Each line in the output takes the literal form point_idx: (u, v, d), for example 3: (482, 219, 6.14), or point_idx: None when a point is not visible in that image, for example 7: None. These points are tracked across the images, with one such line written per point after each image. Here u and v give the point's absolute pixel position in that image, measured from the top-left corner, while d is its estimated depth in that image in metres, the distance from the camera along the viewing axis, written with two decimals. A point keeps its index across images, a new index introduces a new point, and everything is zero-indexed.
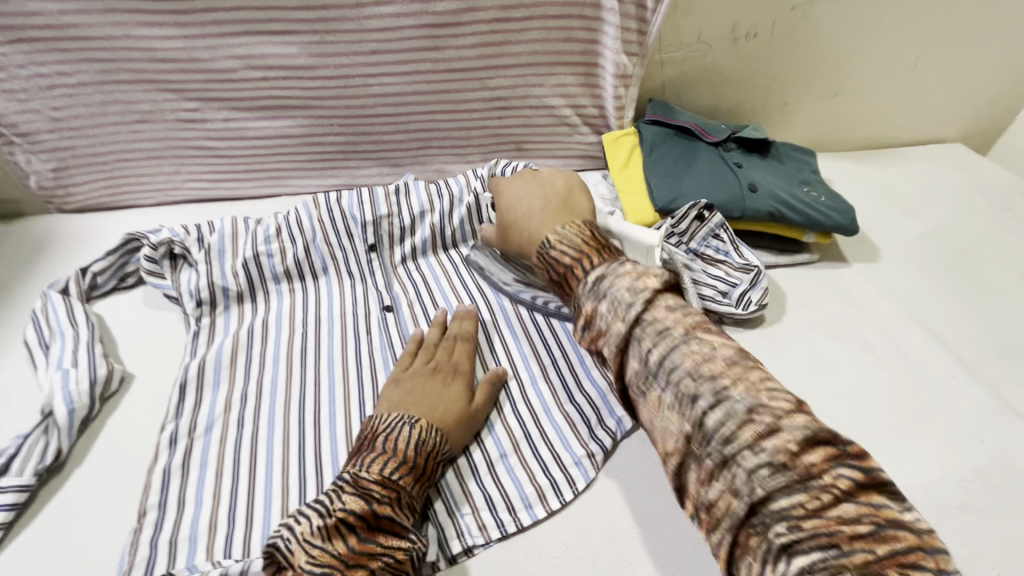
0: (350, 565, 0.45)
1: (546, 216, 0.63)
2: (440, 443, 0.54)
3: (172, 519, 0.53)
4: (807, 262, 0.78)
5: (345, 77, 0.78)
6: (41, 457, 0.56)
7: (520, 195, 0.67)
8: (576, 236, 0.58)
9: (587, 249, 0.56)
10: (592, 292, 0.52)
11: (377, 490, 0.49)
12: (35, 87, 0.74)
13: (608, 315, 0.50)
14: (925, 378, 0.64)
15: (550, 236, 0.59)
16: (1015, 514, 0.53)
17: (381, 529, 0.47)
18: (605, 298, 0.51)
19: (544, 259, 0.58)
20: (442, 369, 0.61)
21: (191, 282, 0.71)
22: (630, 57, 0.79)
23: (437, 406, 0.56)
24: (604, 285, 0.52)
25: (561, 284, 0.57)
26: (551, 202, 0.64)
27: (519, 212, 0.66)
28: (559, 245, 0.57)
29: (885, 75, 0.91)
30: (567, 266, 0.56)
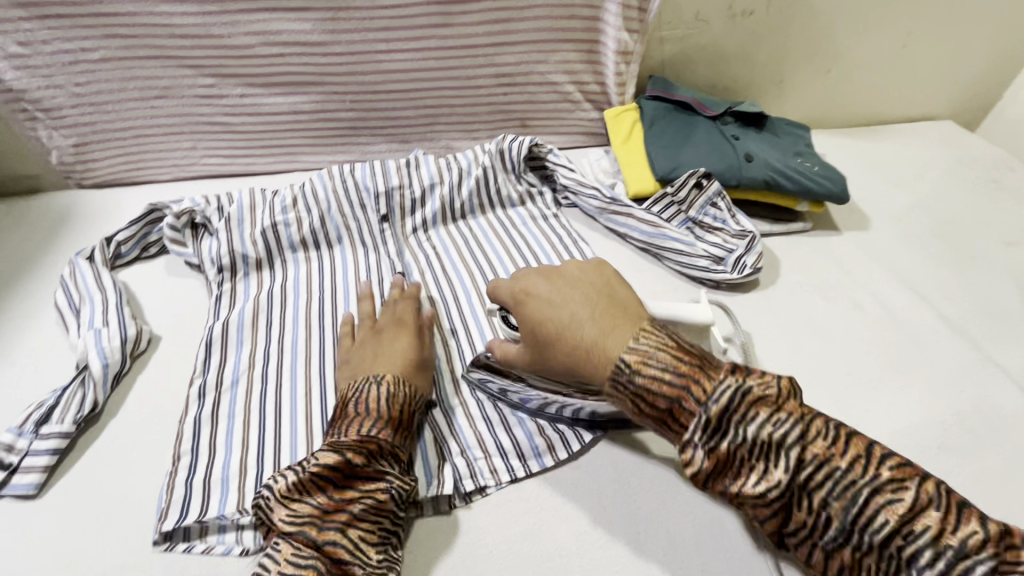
0: (329, 513, 0.48)
1: (610, 323, 0.50)
2: (410, 393, 0.57)
3: (205, 462, 0.57)
4: (801, 230, 0.81)
5: (356, 53, 0.81)
6: (79, 407, 0.59)
7: (558, 299, 0.54)
8: (662, 352, 0.47)
9: (685, 370, 0.45)
10: (718, 432, 0.42)
11: (353, 445, 0.51)
12: (58, 63, 0.76)
13: (758, 461, 0.42)
14: (910, 334, 0.67)
15: (630, 356, 0.47)
16: (993, 453, 0.57)
17: (356, 478, 0.50)
18: (743, 440, 0.42)
19: (630, 390, 0.46)
20: (385, 325, 0.64)
21: (213, 250, 0.75)
22: (631, 34, 0.82)
23: (392, 362, 0.59)
24: (732, 419, 0.42)
25: (663, 420, 0.45)
26: (602, 302, 0.52)
27: (566, 318, 0.52)
28: (647, 369, 0.46)
29: (877, 52, 0.94)
30: (674, 398, 0.44)
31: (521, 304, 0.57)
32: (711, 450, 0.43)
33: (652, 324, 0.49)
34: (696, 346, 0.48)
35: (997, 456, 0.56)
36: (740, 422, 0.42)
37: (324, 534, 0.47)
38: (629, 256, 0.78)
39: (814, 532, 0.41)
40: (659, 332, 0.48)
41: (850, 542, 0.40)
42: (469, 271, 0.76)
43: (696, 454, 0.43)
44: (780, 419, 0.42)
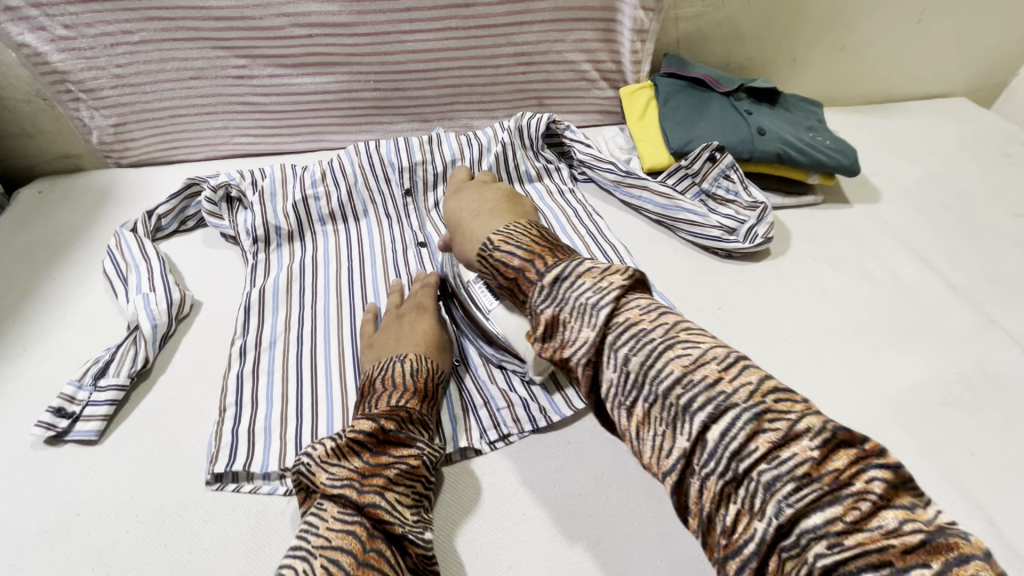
0: (367, 476, 0.50)
1: (495, 218, 0.62)
2: (432, 368, 0.61)
3: (249, 414, 0.61)
4: (812, 203, 0.83)
5: (380, 34, 0.84)
6: (133, 363, 0.64)
7: (466, 204, 0.69)
8: (522, 235, 0.55)
9: (536, 247, 0.53)
10: (551, 297, 0.48)
11: (385, 414, 0.54)
12: (101, 45, 0.81)
13: (573, 321, 0.46)
14: (916, 300, 0.70)
15: (495, 236, 0.57)
16: (993, 408, 0.59)
17: (390, 443, 0.52)
18: (568, 307, 0.46)
19: (490, 261, 0.56)
20: (407, 311, 0.67)
21: (247, 222, 0.79)
22: (647, 13, 0.84)
23: (416, 341, 0.63)
24: (560, 287, 0.48)
25: (513, 289, 0.53)
26: (500, 206, 0.65)
27: (465, 211, 0.67)
28: (504, 245, 0.55)
29: (892, 29, 0.95)
30: (518, 269, 0.52)
31: (450, 206, 0.71)
32: (540, 314, 0.48)
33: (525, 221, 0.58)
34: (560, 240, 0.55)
35: (997, 411, 0.59)
36: (564, 288, 0.47)
37: (365, 496, 0.48)
38: (644, 229, 0.81)
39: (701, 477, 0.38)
40: (531, 226, 0.57)
41: (676, 428, 0.39)
42: None
43: (538, 316, 0.48)
44: (626, 305, 0.45)
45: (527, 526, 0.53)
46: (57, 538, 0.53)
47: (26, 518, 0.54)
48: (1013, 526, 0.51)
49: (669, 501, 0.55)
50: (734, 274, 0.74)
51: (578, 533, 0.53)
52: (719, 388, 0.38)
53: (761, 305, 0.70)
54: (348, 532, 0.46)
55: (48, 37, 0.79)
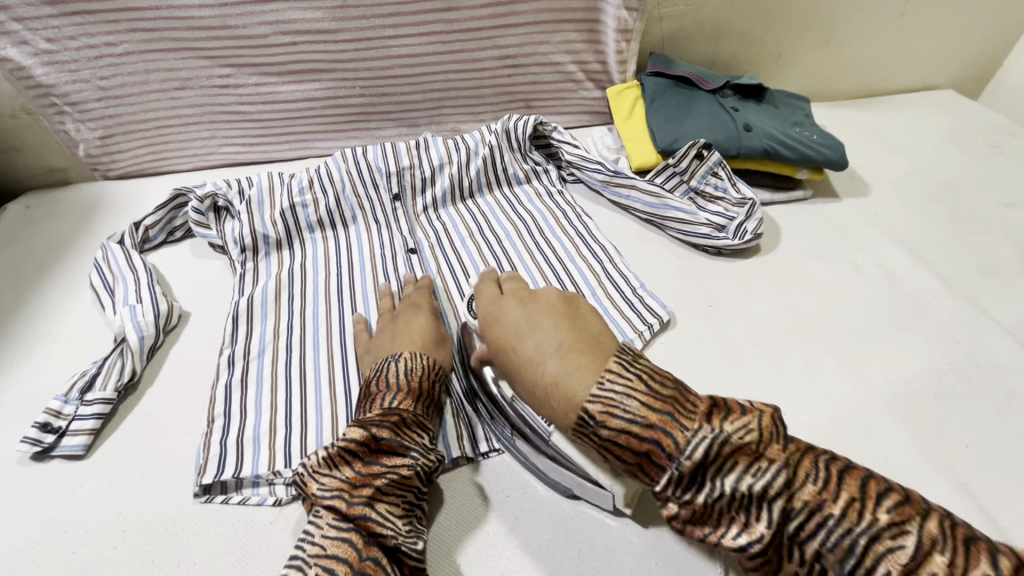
0: (357, 487, 0.49)
1: (579, 363, 0.46)
2: (429, 365, 0.59)
3: (237, 424, 0.61)
4: (801, 199, 0.83)
5: (365, 39, 0.84)
6: (120, 375, 0.64)
7: (523, 333, 0.52)
8: (629, 399, 0.43)
9: (654, 417, 0.42)
10: (695, 482, 0.40)
11: (377, 420, 0.52)
12: (84, 58, 0.80)
13: (736, 512, 0.39)
14: (907, 293, 0.70)
15: (593, 404, 0.43)
16: (986, 399, 0.59)
17: (382, 452, 0.51)
18: (726, 498, 0.39)
19: (597, 442, 0.43)
20: (402, 311, 0.67)
21: (235, 231, 0.78)
22: (630, 12, 0.85)
23: (413, 339, 0.62)
24: (710, 473, 0.40)
25: (636, 469, 0.43)
26: (570, 334, 0.50)
27: (527, 346, 0.50)
28: (614, 421, 0.43)
29: (875, 22, 0.96)
30: (643, 450, 0.42)
31: (495, 330, 0.54)
32: (688, 504, 0.41)
33: (613, 366, 0.45)
34: (674, 381, 0.45)
35: (990, 402, 0.59)
36: (715, 474, 0.40)
37: (355, 508, 0.48)
38: (634, 228, 0.81)
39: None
40: (625, 373, 0.45)
41: (789, 553, 0.38)
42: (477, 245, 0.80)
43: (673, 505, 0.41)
44: (761, 470, 0.39)
45: (518, 531, 0.54)
46: (45, 555, 0.52)
47: (11, 536, 0.53)
48: (1011, 519, 0.50)
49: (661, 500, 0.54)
50: (724, 272, 0.74)
51: (569, 540, 0.53)
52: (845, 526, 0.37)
53: (752, 301, 0.70)
54: (343, 540, 0.46)
55: (31, 50, 0.79)
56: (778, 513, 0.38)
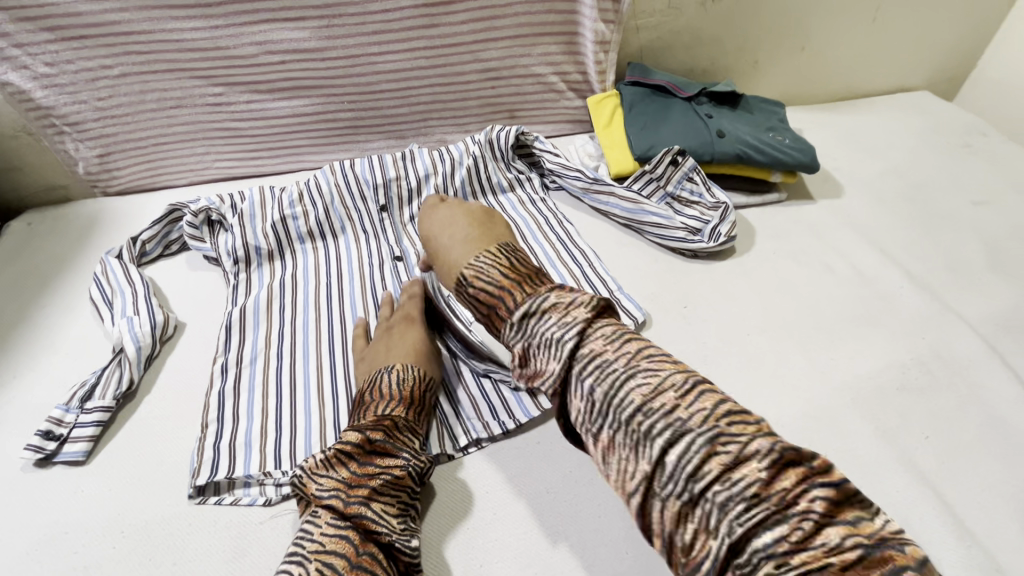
0: (353, 487, 0.52)
1: (470, 246, 0.56)
2: (419, 376, 0.63)
3: (229, 429, 0.64)
4: (776, 201, 0.86)
5: (350, 56, 0.87)
6: (118, 384, 0.66)
7: (441, 226, 0.62)
8: (494, 267, 0.52)
9: (507, 281, 0.50)
10: (521, 329, 0.48)
11: (371, 424, 0.56)
12: (82, 80, 0.84)
13: (544, 352, 0.46)
14: (875, 291, 0.72)
15: (468, 272, 0.53)
16: (947, 393, 0.61)
17: (376, 453, 0.54)
18: (537, 338, 0.47)
19: (466, 298, 0.53)
20: (395, 323, 0.69)
21: (228, 243, 0.81)
22: (607, 25, 0.88)
23: (405, 351, 0.65)
24: (529, 322, 0.47)
25: (488, 321, 0.52)
26: (474, 230, 0.59)
27: (441, 238, 0.61)
28: (477, 281, 0.52)
29: (848, 28, 0.98)
30: (491, 303, 0.50)
31: (423, 227, 0.65)
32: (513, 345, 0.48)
33: (494, 249, 0.54)
34: (536, 267, 0.53)
35: (951, 395, 0.61)
36: (534, 321, 0.47)
37: (352, 507, 0.50)
38: (613, 233, 0.84)
39: (615, 450, 0.42)
40: (501, 253, 0.54)
41: (610, 423, 0.42)
42: None
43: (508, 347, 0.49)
44: (569, 323, 0.45)
45: (497, 525, 0.55)
46: (47, 556, 0.54)
47: (15, 539, 0.56)
48: (966, 507, 0.53)
49: None
50: (699, 274, 0.76)
51: (546, 532, 0.55)
52: (674, 412, 0.40)
53: (725, 302, 0.72)
54: (341, 537, 0.48)
55: (31, 75, 0.82)
56: (570, 353, 0.45)
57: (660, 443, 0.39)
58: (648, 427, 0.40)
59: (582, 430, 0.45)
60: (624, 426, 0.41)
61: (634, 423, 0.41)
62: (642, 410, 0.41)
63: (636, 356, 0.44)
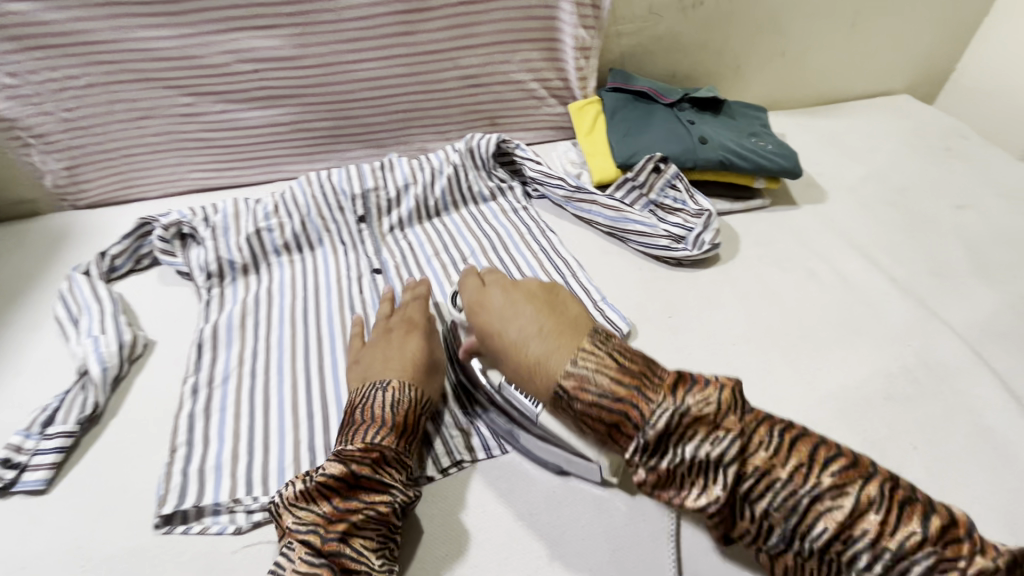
0: (333, 522, 0.49)
1: (557, 341, 0.54)
2: (415, 399, 0.59)
3: (199, 453, 0.61)
4: (760, 207, 0.85)
5: (326, 64, 0.85)
6: (82, 408, 0.64)
7: (504, 318, 0.59)
8: (599, 373, 0.50)
9: (622, 390, 0.49)
10: (661, 452, 0.46)
11: (359, 455, 0.52)
12: (46, 91, 0.81)
13: (696, 477, 0.45)
14: (861, 297, 0.71)
15: (569, 381, 0.51)
16: (934, 402, 0.60)
17: (361, 487, 0.51)
18: (688, 461, 0.45)
19: (574, 412, 0.51)
20: (396, 327, 0.67)
21: (201, 258, 0.79)
22: (587, 30, 0.87)
23: (402, 365, 0.62)
24: (672, 441, 0.46)
25: (607, 436, 0.50)
26: (548, 320, 0.57)
27: (511, 331, 0.57)
28: (585, 394, 0.50)
29: (828, 33, 0.98)
30: (612, 418, 0.49)
31: (477, 313, 0.62)
32: (651, 468, 0.47)
33: (586, 346, 0.52)
34: (640, 358, 0.52)
35: (938, 404, 0.60)
36: (677, 442, 0.46)
37: (329, 544, 0.48)
38: (596, 241, 0.82)
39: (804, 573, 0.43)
40: (600, 351, 0.52)
41: (795, 549, 0.43)
42: (443, 262, 0.81)
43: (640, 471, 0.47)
44: (718, 438, 0.45)
45: (476, 550, 0.54)
46: None
47: None
48: None
49: (617, 513, 0.56)
50: (683, 282, 0.75)
51: (528, 556, 0.53)
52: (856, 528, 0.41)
53: (710, 311, 0.71)
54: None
55: None
56: (734, 476, 0.44)
57: (863, 572, 0.40)
58: (846, 554, 0.41)
59: (754, 547, 0.46)
60: (815, 554, 0.42)
61: (828, 551, 0.41)
62: (832, 535, 0.41)
63: (805, 468, 0.43)
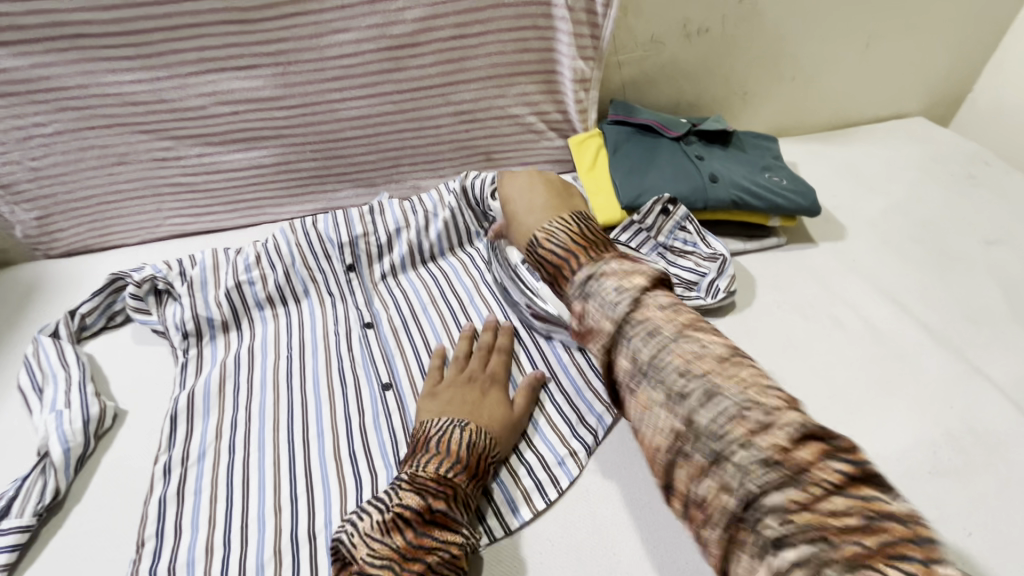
0: (408, 559, 0.46)
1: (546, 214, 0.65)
2: (489, 445, 0.55)
3: (171, 547, 0.55)
4: (775, 246, 0.79)
5: (312, 103, 0.80)
6: (40, 496, 0.58)
7: (521, 194, 0.70)
8: (566, 232, 0.60)
9: (576, 247, 0.58)
10: (583, 292, 0.53)
11: (432, 488, 0.50)
12: (11, 140, 0.76)
13: (602, 312, 0.50)
14: (894, 350, 0.65)
15: (541, 235, 0.61)
16: (986, 477, 0.54)
17: (436, 523, 0.49)
18: (595, 298, 0.52)
19: (535, 257, 0.61)
20: (479, 378, 0.62)
21: (177, 315, 0.73)
22: (586, 62, 0.82)
23: (483, 413, 0.58)
24: (591, 284, 0.53)
25: (553, 282, 0.59)
26: (554, 203, 0.66)
27: (517, 206, 0.70)
28: (547, 243, 0.60)
29: (838, 56, 0.94)
30: (557, 265, 0.58)
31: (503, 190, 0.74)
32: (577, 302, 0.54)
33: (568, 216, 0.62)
34: (601, 239, 0.60)
35: (989, 479, 0.54)
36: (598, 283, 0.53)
37: None
38: None
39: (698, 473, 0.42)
40: (575, 222, 0.61)
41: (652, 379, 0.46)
42: (442, 313, 0.75)
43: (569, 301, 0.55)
44: (626, 287, 0.51)
45: None
46: None
47: None
48: None
49: None
50: None
51: None
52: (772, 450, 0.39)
53: None
54: None
55: None
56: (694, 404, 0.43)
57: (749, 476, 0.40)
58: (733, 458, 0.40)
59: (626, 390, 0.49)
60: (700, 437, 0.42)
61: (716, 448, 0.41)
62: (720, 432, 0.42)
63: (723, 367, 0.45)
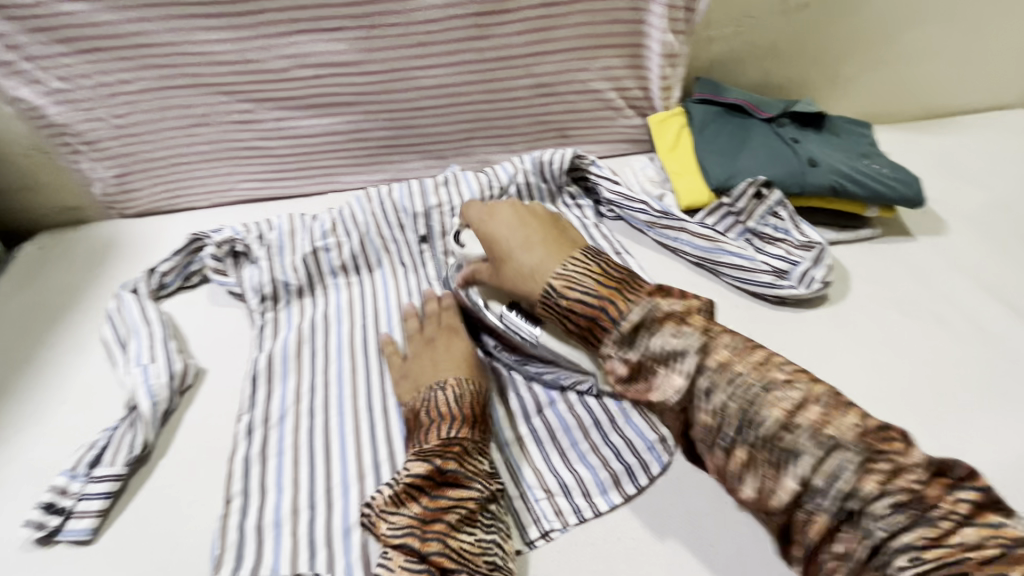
0: (428, 522, 0.47)
1: (551, 253, 0.59)
2: (476, 391, 0.58)
3: (256, 505, 0.55)
4: (869, 237, 0.75)
5: (392, 69, 0.79)
6: (130, 448, 0.58)
7: (504, 224, 0.64)
8: (587, 277, 0.56)
9: (604, 290, 0.55)
10: (629, 345, 0.52)
11: (438, 451, 0.51)
12: (98, 96, 0.76)
13: (662, 367, 0.50)
14: (1004, 354, 0.61)
15: (558, 280, 0.57)
16: None
17: (448, 483, 0.49)
18: (654, 354, 0.50)
19: (556, 309, 0.57)
20: (436, 333, 0.65)
21: (254, 278, 0.73)
22: (677, 36, 0.78)
23: (451, 362, 0.61)
24: (642, 336, 0.51)
25: (587, 334, 0.55)
26: (547, 228, 0.63)
27: (506, 241, 0.62)
28: (569, 291, 0.56)
29: (944, 39, 0.87)
30: (591, 313, 0.54)
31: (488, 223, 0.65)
32: (624, 360, 0.52)
33: (579, 254, 0.59)
34: (625, 272, 0.57)
35: None
36: (648, 334, 0.51)
37: (427, 544, 0.45)
38: (682, 271, 0.72)
39: (753, 470, 0.45)
40: (588, 261, 0.58)
41: (743, 438, 0.45)
42: None
43: (615, 363, 0.53)
44: (683, 330, 0.50)
45: None
46: None
47: None
48: None
49: None
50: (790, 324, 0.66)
51: None
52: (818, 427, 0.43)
53: (828, 360, 0.62)
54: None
55: (43, 90, 0.74)
56: (695, 365, 0.48)
57: (806, 461, 0.42)
58: (793, 443, 0.43)
59: (705, 447, 0.49)
60: (763, 442, 0.44)
61: (776, 439, 0.44)
62: (782, 424, 0.43)
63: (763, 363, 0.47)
